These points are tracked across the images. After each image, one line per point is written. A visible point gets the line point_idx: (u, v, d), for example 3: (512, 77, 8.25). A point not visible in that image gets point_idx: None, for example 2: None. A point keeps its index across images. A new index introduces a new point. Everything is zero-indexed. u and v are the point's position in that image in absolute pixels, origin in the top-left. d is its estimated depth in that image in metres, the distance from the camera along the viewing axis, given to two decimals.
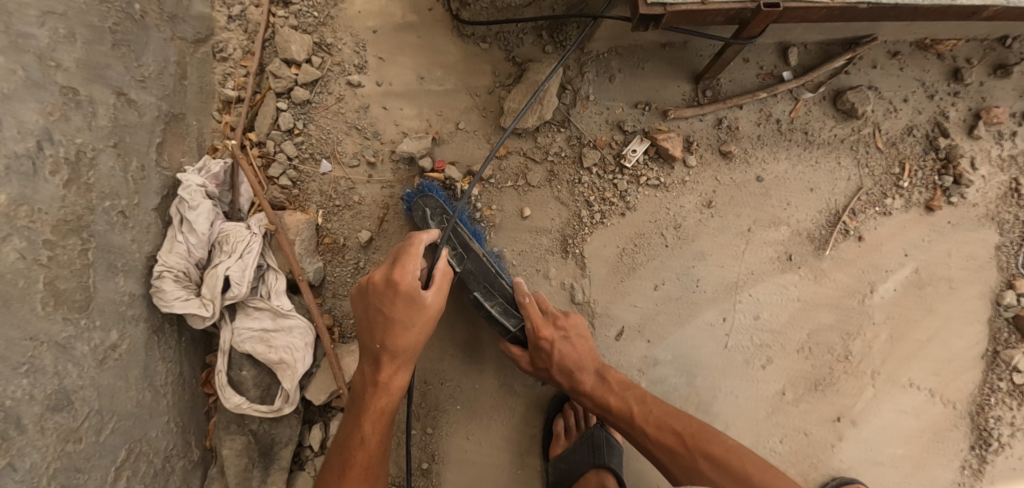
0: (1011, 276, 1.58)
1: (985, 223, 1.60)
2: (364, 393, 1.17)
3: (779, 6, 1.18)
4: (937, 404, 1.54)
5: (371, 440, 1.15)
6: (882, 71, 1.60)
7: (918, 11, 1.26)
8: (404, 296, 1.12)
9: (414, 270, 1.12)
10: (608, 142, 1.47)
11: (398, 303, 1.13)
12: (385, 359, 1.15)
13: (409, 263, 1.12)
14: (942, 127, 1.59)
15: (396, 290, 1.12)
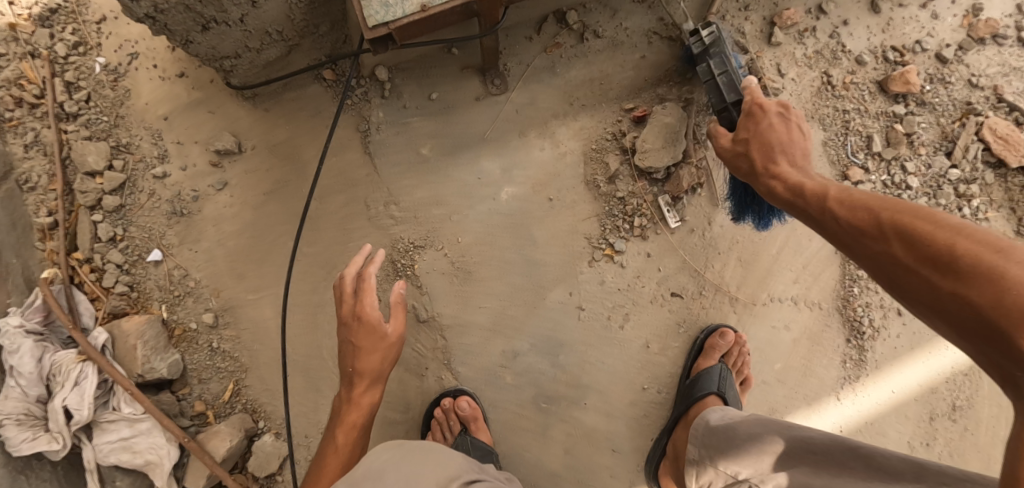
0: (843, 168, 1.62)
1: (807, 123, 1.62)
2: (337, 407, 1.10)
3: None
4: (805, 310, 1.56)
5: (346, 451, 1.06)
6: (669, 6, 1.59)
7: None
8: (366, 327, 1.06)
9: (372, 301, 1.05)
10: (414, 159, 1.48)
11: (359, 334, 1.06)
12: (354, 382, 1.07)
13: (367, 297, 1.05)
14: (739, 44, 1.61)
15: (360, 321, 1.05)
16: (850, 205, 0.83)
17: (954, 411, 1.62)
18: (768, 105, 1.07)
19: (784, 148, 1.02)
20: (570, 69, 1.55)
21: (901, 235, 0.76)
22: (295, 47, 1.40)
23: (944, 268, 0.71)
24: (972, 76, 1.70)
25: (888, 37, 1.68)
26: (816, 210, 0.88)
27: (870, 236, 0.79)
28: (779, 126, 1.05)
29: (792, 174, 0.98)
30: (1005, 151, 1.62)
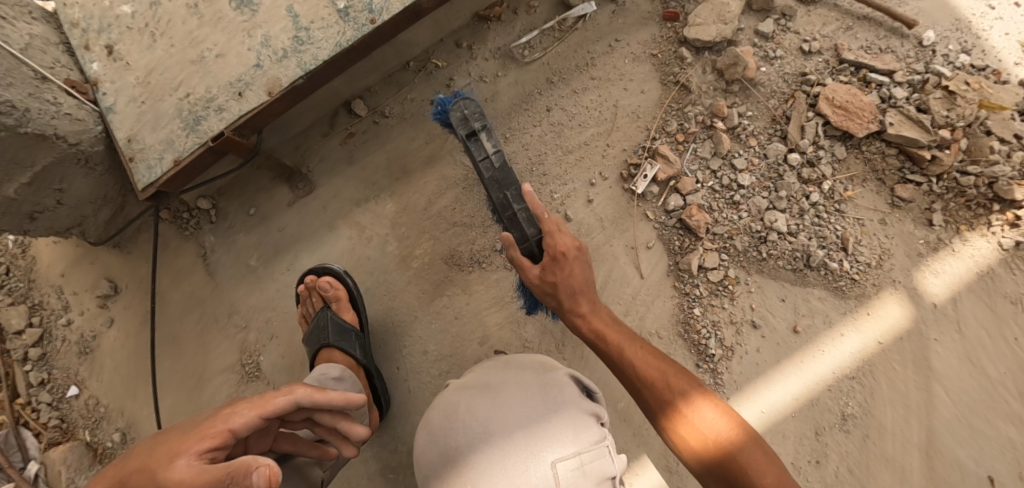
0: (673, 179, 1.50)
1: (616, 145, 1.54)
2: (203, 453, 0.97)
3: (221, 133, 1.37)
4: (641, 343, 1.48)
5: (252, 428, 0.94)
6: (457, 64, 1.61)
7: (352, 52, 1.37)
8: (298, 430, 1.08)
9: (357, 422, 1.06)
10: (246, 270, 1.64)
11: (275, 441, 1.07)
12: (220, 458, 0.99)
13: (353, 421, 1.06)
14: (528, 83, 1.59)
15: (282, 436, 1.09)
16: (653, 377, 1.13)
17: (845, 421, 1.45)
18: (569, 250, 1.23)
19: (581, 290, 1.24)
20: (370, 154, 1.63)
21: (679, 394, 1.10)
22: (126, 197, 1.62)
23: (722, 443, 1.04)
24: (802, 44, 1.53)
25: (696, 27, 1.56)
26: (611, 340, 1.20)
27: (661, 388, 1.12)
28: (577, 271, 1.24)
29: (591, 315, 1.24)
30: (846, 121, 1.43)
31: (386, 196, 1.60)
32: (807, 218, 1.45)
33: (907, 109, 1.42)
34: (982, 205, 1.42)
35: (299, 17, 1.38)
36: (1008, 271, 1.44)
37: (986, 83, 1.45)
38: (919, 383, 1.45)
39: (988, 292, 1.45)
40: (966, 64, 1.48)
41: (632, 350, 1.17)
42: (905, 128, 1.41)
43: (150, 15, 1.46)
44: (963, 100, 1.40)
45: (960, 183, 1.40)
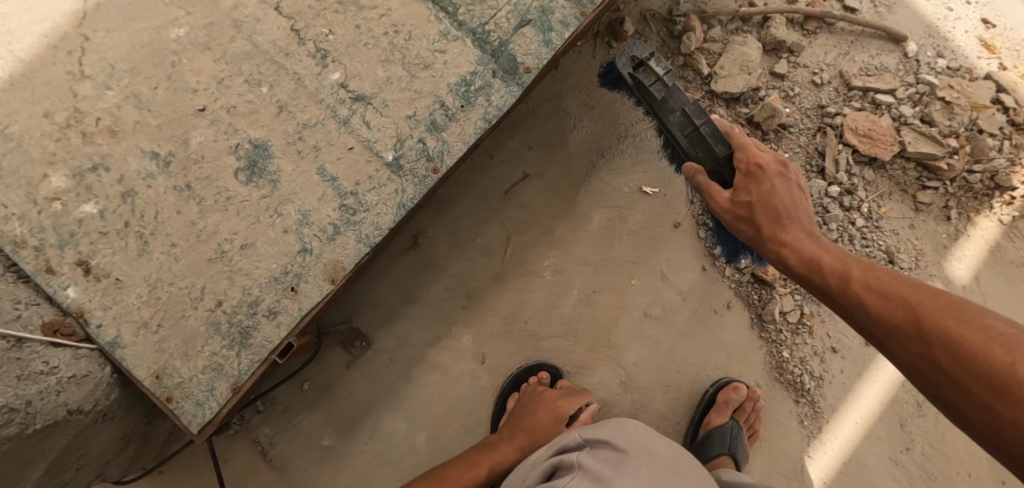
0: None
1: (674, 215, 1.53)
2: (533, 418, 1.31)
3: (286, 346, 1.14)
4: (746, 398, 1.53)
5: (547, 425, 1.31)
6: (495, 167, 1.49)
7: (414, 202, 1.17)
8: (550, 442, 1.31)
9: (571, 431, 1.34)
10: (316, 453, 1.42)
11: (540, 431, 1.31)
12: (503, 443, 1.31)
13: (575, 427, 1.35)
14: (572, 172, 1.52)
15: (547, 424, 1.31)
16: (882, 317, 0.90)
17: (922, 406, 1.62)
18: (766, 162, 1.07)
19: (781, 205, 1.06)
20: (425, 286, 1.46)
21: (969, 366, 0.77)
22: (148, 421, 1.32)
23: (934, 361, 0.81)
24: (813, 77, 1.58)
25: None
26: (858, 296, 0.93)
27: (924, 342, 0.83)
28: (783, 188, 1.07)
29: (807, 243, 1.03)
30: (873, 148, 1.52)
31: (457, 327, 1.45)
32: (856, 243, 1.57)
33: (916, 125, 1.55)
34: (986, 194, 1.61)
35: (337, 179, 1.15)
36: (1012, 242, 1.64)
37: (964, 83, 1.57)
38: None
39: (999, 263, 1.65)
40: (939, 71, 1.59)
41: (902, 286, 0.89)
42: (920, 143, 1.53)
43: (127, 211, 1.16)
44: (959, 107, 1.53)
45: (968, 180, 1.57)
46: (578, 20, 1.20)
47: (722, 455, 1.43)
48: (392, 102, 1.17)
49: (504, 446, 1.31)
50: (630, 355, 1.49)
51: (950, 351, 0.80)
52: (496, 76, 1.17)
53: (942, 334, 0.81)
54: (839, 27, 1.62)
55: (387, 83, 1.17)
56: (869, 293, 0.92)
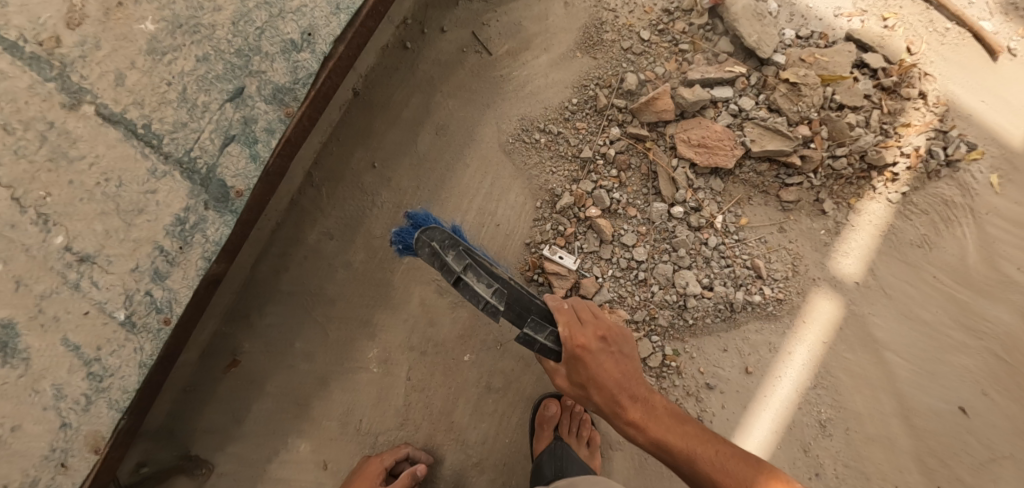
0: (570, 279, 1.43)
1: (500, 275, 1.44)
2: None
3: None
4: (614, 454, 1.44)
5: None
6: (300, 262, 1.41)
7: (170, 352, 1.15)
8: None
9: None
10: None
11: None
12: None
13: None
14: (381, 250, 1.42)
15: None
16: (629, 373, 1.16)
17: (824, 426, 1.49)
18: (590, 343, 1.13)
19: (608, 379, 1.13)
20: (254, 401, 1.41)
21: (658, 413, 1.13)
22: None
23: (678, 450, 1.09)
24: (633, 78, 1.42)
25: (537, 120, 1.45)
26: (607, 392, 1.13)
27: (654, 426, 1.11)
28: (606, 363, 1.14)
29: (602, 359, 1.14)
30: (712, 158, 1.38)
31: (293, 437, 1.41)
32: (714, 266, 1.42)
33: (762, 117, 1.39)
34: (861, 178, 1.46)
35: (80, 347, 1.11)
36: (907, 221, 1.51)
37: (816, 59, 1.43)
38: (872, 360, 1.50)
39: (898, 249, 1.51)
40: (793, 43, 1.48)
41: (642, 381, 1.17)
42: (765, 140, 1.39)
43: None
44: (807, 87, 1.39)
45: (835, 165, 1.41)
46: (284, 123, 1.11)
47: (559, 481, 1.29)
48: (116, 257, 1.11)
49: None
50: (477, 433, 1.41)
51: (659, 411, 1.13)
52: (209, 207, 1.10)
53: (667, 418, 1.12)
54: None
55: (107, 237, 1.11)
56: (629, 369, 1.15)
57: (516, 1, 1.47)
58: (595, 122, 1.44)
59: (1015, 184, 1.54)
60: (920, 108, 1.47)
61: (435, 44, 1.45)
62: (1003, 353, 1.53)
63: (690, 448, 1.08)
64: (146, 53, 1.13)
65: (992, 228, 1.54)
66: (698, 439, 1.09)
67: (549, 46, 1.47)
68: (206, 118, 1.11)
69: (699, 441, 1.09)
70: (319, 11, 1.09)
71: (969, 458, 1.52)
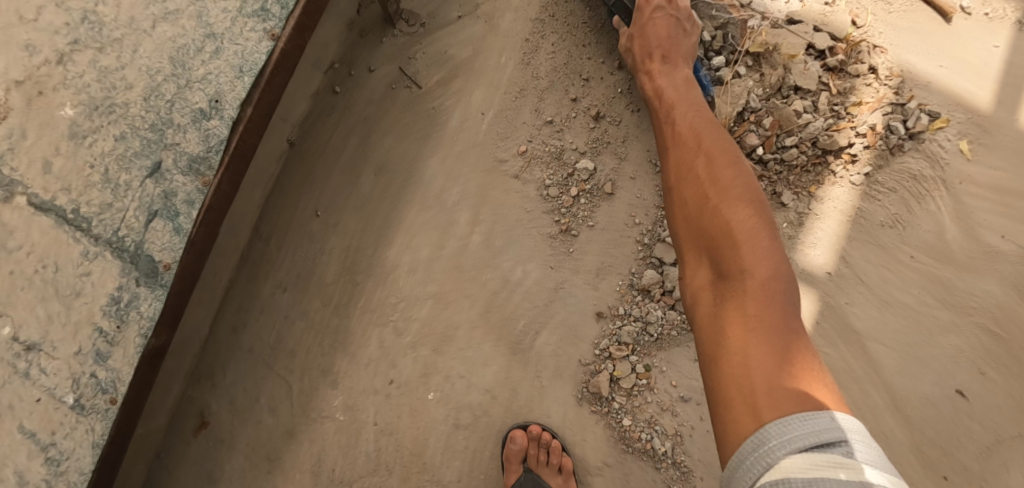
0: (528, 306, 1.38)
1: (456, 310, 1.39)
2: None
3: None
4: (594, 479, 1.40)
5: None
6: (256, 317, 1.41)
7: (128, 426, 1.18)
8: None
9: None
10: None
11: None
12: None
13: None
14: (334, 298, 1.41)
15: None
16: (682, 140, 1.02)
17: None
18: (660, 87, 1.17)
19: (660, 42, 1.23)
20: (226, 461, 1.42)
21: (717, 186, 0.90)
22: None
23: (720, 208, 0.87)
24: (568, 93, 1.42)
25: (475, 149, 1.41)
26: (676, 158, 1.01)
27: (728, 210, 0.86)
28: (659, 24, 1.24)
29: (663, 75, 1.19)
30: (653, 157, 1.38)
31: None
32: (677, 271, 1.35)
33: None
34: (816, 165, 1.41)
35: (35, 433, 1.11)
36: (873, 202, 1.44)
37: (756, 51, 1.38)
38: (855, 353, 1.45)
39: (869, 233, 1.45)
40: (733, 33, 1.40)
41: (731, 166, 0.93)
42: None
43: None
44: (745, 76, 1.38)
45: (786, 155, 1.36)
46: (202, 192, 1.12)
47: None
48: (60, 342, 1.12)
49: None
50: (450, 472, 1.39)
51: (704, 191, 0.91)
52: (140, 283, 1.12)
53: (737, 198, 0.87)
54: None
55: (50, 322, 1.11)
56: (696, 196, 0.92)
57: (443, 28, 1.44)
58: (536, 130, 1.41)
59: (986, 150, 1.47)
60: (873, 84, 1.41)
61: (365, 84, 1.43)
62: (996, 328, 1.45)
63: (722, 205, 0.87)
64: (69, 137, 1.14)
65: (969, 199, 1.46)
66: (728, 234, 0.84)
67: (482, 72, 1.42)
68: (129, 196, 1.11)
69: (726, 239, 0.83)
70: (224, 75, 1.11)
71: (975, 444, 1.44)
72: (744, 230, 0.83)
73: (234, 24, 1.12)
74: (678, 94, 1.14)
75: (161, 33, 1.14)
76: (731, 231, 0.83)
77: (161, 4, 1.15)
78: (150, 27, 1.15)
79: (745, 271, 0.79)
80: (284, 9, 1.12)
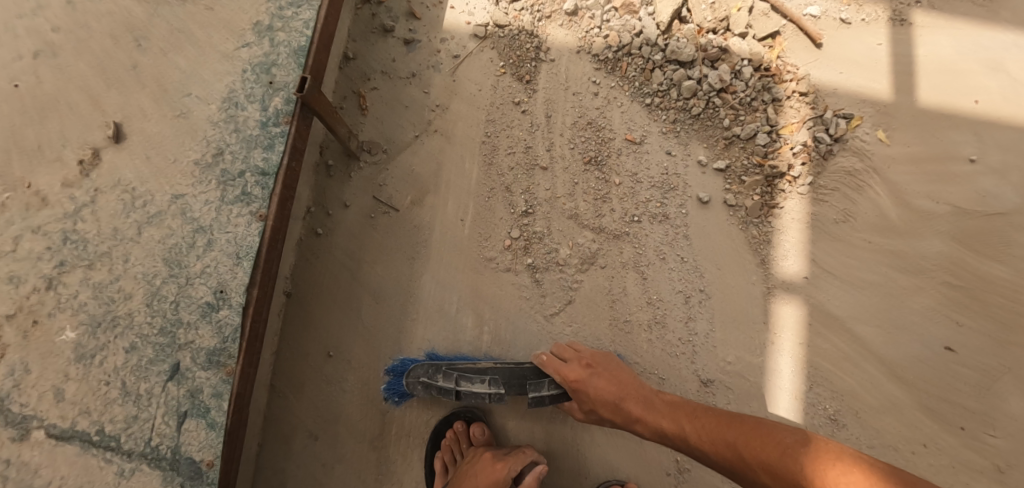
0: None
1: (485, 408, 1.45)
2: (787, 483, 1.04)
3: None
4: None
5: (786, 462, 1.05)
6: (289, 472, 1.40)
7: None
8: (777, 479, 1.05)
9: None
10: None
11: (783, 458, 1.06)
12: (760, 450, 1.09)
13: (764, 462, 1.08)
14: (364, 431, 1.42)
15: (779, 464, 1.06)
16: (687, 411, 1.23)
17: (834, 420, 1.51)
18: (588, 358, 1.35)
19: (626, 397, 1.28)
20: None
21: (762, 438, 1.11)
22: None
23: (767, 447, 1.08)
24: (531, 180, 1.52)
25: (461, 254, 1.49)
26: (650, 421, 1.26)
27: (729, 432, 1.15)
28: (613, 369, 1.33)
29: (598, 391, 1.29)
30: (619, 213, 1.52)
31: None
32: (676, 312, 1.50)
33: (649, 180, 1.53)
34: (769, 187, 1.54)
35: None
36: (821, 205, 1.59)
37: (691, 81, 1.51)
38: (843, 338, 1.55)
39: (824, 229, 1.59)
40: (666, 60, 1.53)
41: (740, 430, 1.14)
42: (666, 194, 1.53)
43: None
44: (684, 135, 1.54)
45: (728, 175, 1.54)
46: (228, 382, 1.12)
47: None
48: None
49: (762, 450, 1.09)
50: None
51: (761, 470, 1.08)
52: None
53: (718, 419, 1.19)
54: (557, 74, 1.57)
55: None
56: (738, 450, 1.12)
57: (402, 152, 1.53)
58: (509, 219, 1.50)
59: (899, 131, 1.64)
60: (794, 105, 1.56)
61: (343, 221, 1.49)
62: (954, 279, 1.58)
63: (787, 450, 1.06)
64: (76, 360, 1.15)
65: (899, 177, 1.62)
66: (753, 459, 1.09)
67: (447, 184, 1.52)
68: (154, 403, 1.12)
69: (767, 440, 1.09)
70: (222, 265, 1.13)
71: (969, 387, 1.53)
72: (767, 465, 1.07)
73: (220, 214, 1.15)
74: (627, 376, 1.32)
75: (149, 237, 1.16)
76: (826, 479, 0.98)
77: (143, 209, 1.18)
78: (136, 235, 1.17)
79: (766, 433, 1.11)
80: (265, 188, 1.16)
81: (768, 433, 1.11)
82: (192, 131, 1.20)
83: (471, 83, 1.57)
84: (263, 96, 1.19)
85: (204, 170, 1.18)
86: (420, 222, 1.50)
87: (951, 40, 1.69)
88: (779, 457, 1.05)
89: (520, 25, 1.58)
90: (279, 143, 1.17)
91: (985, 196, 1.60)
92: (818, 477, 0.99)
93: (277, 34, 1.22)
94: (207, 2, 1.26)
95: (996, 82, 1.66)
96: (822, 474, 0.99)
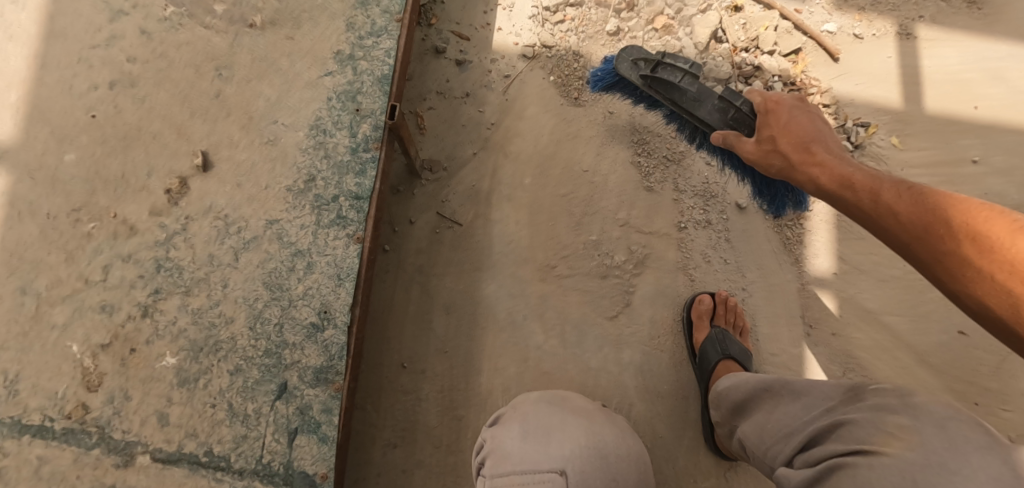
0: (616, 382, 1.54)
1: None
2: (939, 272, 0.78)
3: None
4: None
5: (963, 248, 0.75)
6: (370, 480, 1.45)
7: None
8: (957, 283, 0.75)
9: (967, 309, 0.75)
10: None
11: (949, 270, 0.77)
12: (922, 230, 0.80)
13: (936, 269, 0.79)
14: (440, 436, 1.48)
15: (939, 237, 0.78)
16: (807, 154, 1.02)
17: None
18: (783, 100, 1.12)
19: (807, 142, 1.04)
20: None
21: (872, 202, 0.88)
22: None
23: (885, 218, 0.86)
24: (586, 191, 1.61)
25: (524, 264, 1.56)
26: (793, 140, 1.06)
27: (870, 188, 0.90)
28: (797, 116, 1.08)
29: (796, 115, 1.09)
30: (668, 219, 1.62)
31: None
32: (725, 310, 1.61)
33: (693, 188, 1.64)
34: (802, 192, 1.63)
35: None
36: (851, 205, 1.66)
37: None
38: (876, 328, 1.61)
39: (851, 229, 1.67)
40: (705, 77, 1.64)
41: (840, 164, 0.98)
42: (709, 201, 1.64)
43: None
44: None
45: None
46: (337, 398, 1.17)
47: (723, 360, 1.45)
48: None
49: (930, 237, 0.79)
50: None
51: (861, 211, 0.90)
52: None
53: (841, 174, 0.96)
54: (604, 89, 1.67)
55: None
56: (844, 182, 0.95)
57: (463, 168, 1.59)
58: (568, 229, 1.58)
59: (912, 138, 1.80)
60: None
61: (410, 236, 1.55)
62: None
63: (920, 197, 0.82)
64: (178, 384, 1.17)
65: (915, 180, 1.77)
66: (886, 213, 0.86)
67: (508, 197, 1.59)
68: (263, 422, 1.16)
69: (898, 201, 0.85)
70: (325, 287, 1.18)
71: None
72: (909, 211, 0.83)
73: (317, 237, 1.20)
74: (796, 121, 1.08)
75: (246, 262, 1.20)
76: (946, 208, 0.78)
77: (238, 235, 1.21)
78: (233, 260, 1.20)
79: (919, 196, 0.83)
80: (360, 212, 1.21)
81: (919, 195, 0.83)
82: (282, 157, 1.24)
83: (524, 102, 1.65)
84: (351, 123, 1.25)
85: (297, 196, 1.22)
86: (485, 235, 1.57)
87: (957, 51, 1.82)
88: (946, 214, 0.78)
89: (566, 45, 1.68)
90: (370, 169, 1.23)
91: (991, 194, 1.77)
92: (959, 216, 0.76)
93: (360, 62, 1.28)
94: (287, 32, 1.30)
95: (1001, 90, 1.78)
96: (963, 265, 0.74)
